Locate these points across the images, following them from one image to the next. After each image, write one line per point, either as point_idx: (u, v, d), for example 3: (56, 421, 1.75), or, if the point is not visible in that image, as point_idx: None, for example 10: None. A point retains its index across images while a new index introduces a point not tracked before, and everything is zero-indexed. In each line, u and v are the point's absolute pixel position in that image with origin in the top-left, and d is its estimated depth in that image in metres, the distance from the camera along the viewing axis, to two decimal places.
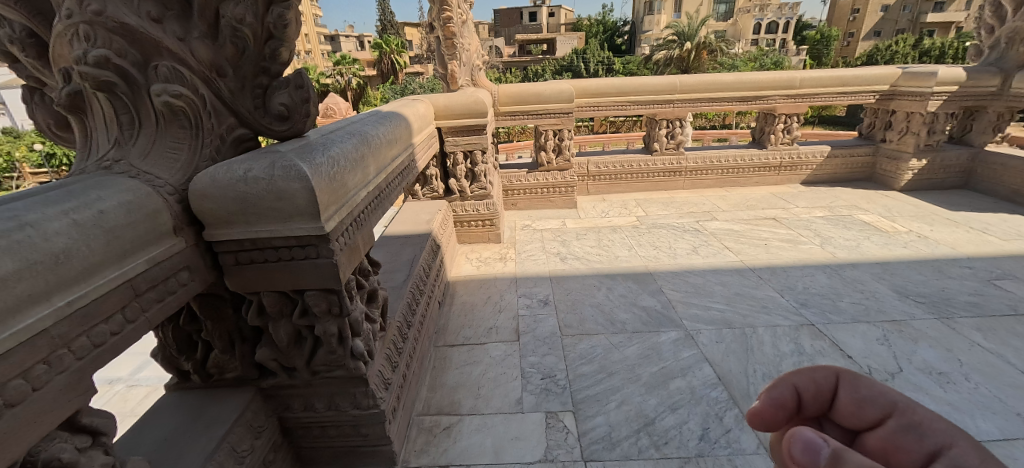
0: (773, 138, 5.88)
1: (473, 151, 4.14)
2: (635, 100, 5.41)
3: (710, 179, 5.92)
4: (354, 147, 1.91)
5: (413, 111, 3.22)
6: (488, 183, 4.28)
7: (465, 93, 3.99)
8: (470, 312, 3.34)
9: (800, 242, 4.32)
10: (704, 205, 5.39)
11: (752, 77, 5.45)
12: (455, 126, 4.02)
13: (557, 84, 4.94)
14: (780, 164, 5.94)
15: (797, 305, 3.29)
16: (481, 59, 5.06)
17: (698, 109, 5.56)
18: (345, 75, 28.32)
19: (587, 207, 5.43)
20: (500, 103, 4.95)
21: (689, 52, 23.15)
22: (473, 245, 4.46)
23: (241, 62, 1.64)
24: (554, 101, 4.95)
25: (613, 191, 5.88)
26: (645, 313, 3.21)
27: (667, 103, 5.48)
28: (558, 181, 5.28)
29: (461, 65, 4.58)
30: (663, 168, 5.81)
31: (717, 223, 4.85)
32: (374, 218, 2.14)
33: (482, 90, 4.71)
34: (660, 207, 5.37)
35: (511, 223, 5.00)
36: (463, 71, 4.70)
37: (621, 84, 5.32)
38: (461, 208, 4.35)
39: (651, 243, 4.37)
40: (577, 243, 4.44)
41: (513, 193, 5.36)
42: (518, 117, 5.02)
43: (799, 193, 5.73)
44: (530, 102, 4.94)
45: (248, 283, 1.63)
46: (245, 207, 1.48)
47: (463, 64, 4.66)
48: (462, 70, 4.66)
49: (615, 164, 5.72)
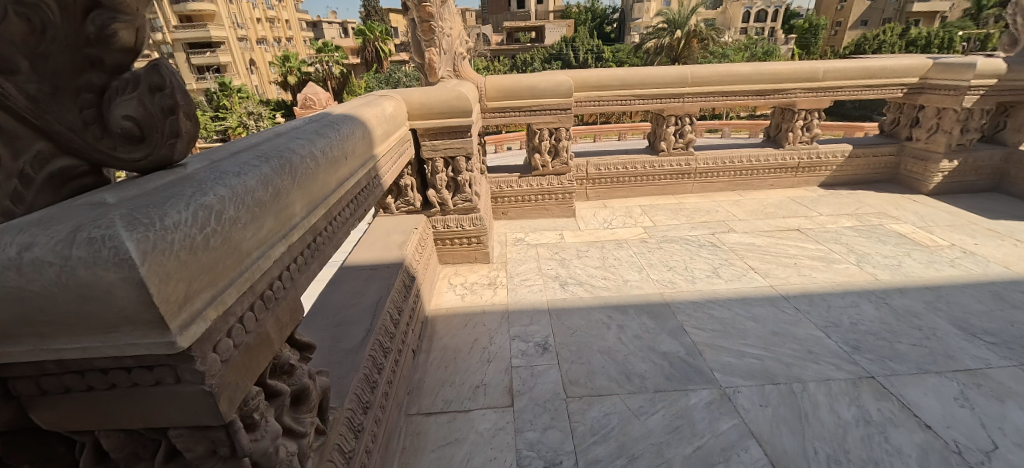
0: (792, 136, 5.29)
1: (455, 158, 3.47)
2: (640, 94, 4.76)
3: (721, 182, 5.34)
4: (266, 180, 1.26)
5: (377, 112, 2.54)
6: (474, 195, 3.63)
7: (444, 87, 3.32)
8: (451, 361, 2.70)
9: (834, 260, 3.74)
10: (718, 213, 4.79)
11: (771, 69, 4.84)
12: (432, 128, 3.33)
13: (554, 76, 4.27)
14: (799, 164, 5.36)
15: (849, 350, 2.71)
16: (466, 45, 4.35)
17: (711, 104, 4.94)
18: (326, 63, 27.20)
19: (586, 216, 4.80)
20: (488, 97, 4.26)
21: (679, 40, 22.49)
22: (458, 265, 3.81)
23: (46, 49, 0.97)
24: (549, 95, 4.28)
25: (615, 196, 5.26)
26: (667, 363, 2.61)
27: (676, 98, 4.84)
28: (554, 186, 4.63)
29: (440, 53, 3.88)
30: (670, 170, 5.19)
31: (735, 235, 4.25)
32: (308, 276, 1.49)
33: (467, 82, 4.02)
34: (668, 215, 4.76)
35: (501, 237, 4.36)
36: (444, 59, 4.00)
37: (625, 76, 4.67)
38: (443, 224, 3.69)
39: (664, 264, 3.75)
40: (577, 263, 3.81)
41: (503, 201, 4.71)
42: (508, 113, 4.34)
43: (820, 198, 5.17)
44: (521, 97, 4.27)
45: (72, 418, 1.01)
46: (27, 313, 0.84)
47: (444, 52, 3.96)
48: (442, 60, 3.97)
49: (617, 167, 5.10)
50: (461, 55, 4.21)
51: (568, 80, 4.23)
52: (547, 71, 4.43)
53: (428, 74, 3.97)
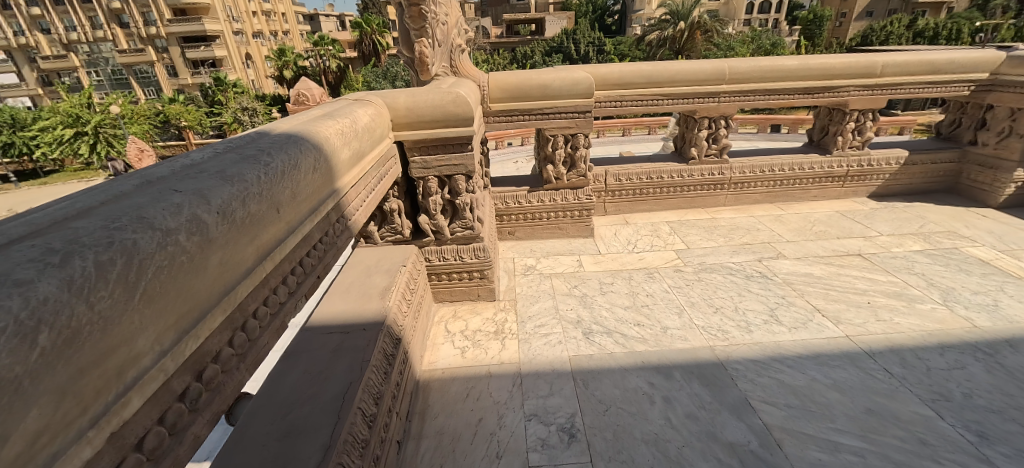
0: (841, 141, 4.56)
1: (452, 176, 2.78)
2: (669, 92, 4.06)
3: (759, 193, 4.66)
4: (36, 320, 0.59)
5: (344, 125, 1.84)
6: (476, 221, 2.94)
7: (438, 89, 2.62)
8: (448, 457, 2.03)
9: (916, 298, 3.06)
10: (760, 231, 4.11)
11: (822, 63, 4.13)
12: (422, 140, 2.64)
13: (570, 72, 3.55)
14: (847, 173, 4.68)
15: (975, 440, 2.04)
16: (467, 35, 3.62)
17: (750, 103, 4.23)
18: (321, 57, 26.35)
19: (606, 236, 4.12)
20: (491, 98, 3.56)
21: (683, 32, 21.60)
22: (457, 305, 3.15)
23: None
24: (565, 95, 3.56)
25: (637, 210, 4.58)
26: (736, 462, 1.95)
27: (711, 97, 4.13)
28: (569, 202, 3.95)
29: (432, 45, 3.18)
30: (701, 181, 4.50)
31: (786, 262, 3.57)
32: (179, 450, 0.84)
33: (465, 81, 3.32)
34: (702, 234, 4.08)
35: (508, 264, 3.69)
36: (438, 52, 3.29)
37: (652, 71, 3.97)
38: (438, 256, 3.01)
39: (708, 303, 3.07)
40: (602, 302, 3.14)
41: (509, 219, 4.03)
42: (515, 117, 3.64)
43: (874, 211, 4.49)
44: (531, 98, 3.56)
45: None
46: None
47: (439, 44, 3.26)
48: (436, 53, 3.26)
49: (640, 177, 4.41)
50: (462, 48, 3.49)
51: (587, 77, 3.50)
52: (561, 66, 3.71)
53: (420, 71, 3.27)
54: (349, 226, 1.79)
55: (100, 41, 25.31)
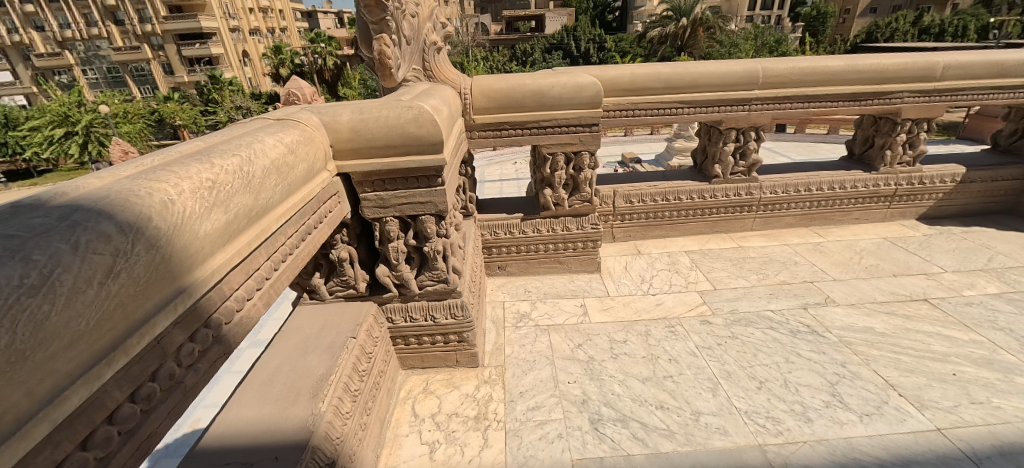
0: (890, 156, 3.89)
1: (417, 218, 2.10)
2: (691, 99, 3.38)
3: (792, 216, 4.00)
4: None
5: (226, 171, 1.18)
6: (451, 272, 2.27)
7: (394, 102, 1.93)
8: None
9: (1012, 368, 2.41)
10: (798, 265, 3.46)
11: (873, 64, 3.47)
12: (374, 172, 1.96)
13: (573, 76, 2.86)
14: (894, 192, 4.02)
15: None
16: (445, 29, 2.88)
17: (787, 112, 3.56)
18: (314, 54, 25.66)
19: (616, 272, 3.47)
20: (476, 109, 2.88)
21: (684, 29, 20.74)
22: (430, 374, 2.49)
23: None
24: (566, 105, 2.88)
25: (650, 236, 3.92)
26: None
27: (740, 104, 3.46)
28: (572, 233, 3.28)
29: (393, 49, 2.49)
30: (726, 202, 3.84)
31: (837, 310, 2.92)
32: None
33: (441, 88, 2.64)
34: (730, 269, 3.42)
35: (497, 311, 3.03)
36: (402, 52, 2.60)
37: (672, 74, 3.29)
38: (404, 316, 2.35)
39: (749, 373, 2.42)
40: (613, 371, 2.48)
41: (500, 252, 3.37)
42: (505, 131, 2.96)
43: (929, 238, 3.83)
44: (524, 108, 2.89)
45: None
46: None
47: (404, 40, 2.57)
48: (399, 53, 2.58)
49: (655, 198, 3.75)
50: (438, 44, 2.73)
51: (595, 81, 2.82)
52: (562, 68, 3.03)
53: (381, 74, 2.58)
54: (222, 335, 1.14)
55: (87, 38, 24.65)
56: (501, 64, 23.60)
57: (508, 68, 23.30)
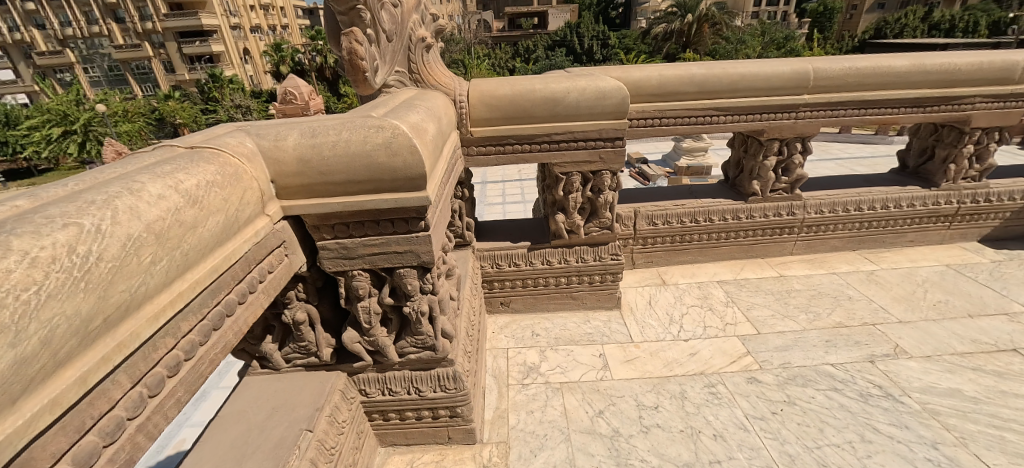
0: (953, 170, 3.36)
1: (394, 271, 1.59)
2: (728, 106, 2.87)
3: (838, 239, 3.48)
4: None
5: (29, 267, 0.70)
6: (439, 336, 1.76)
7: (359, 120, 1.41)
8: None
9: None
10: (852, 302, 2.95)
11: (942, 64, 2.93)
12: (333, 214, 1.45)
13: (593, 79, 2.34)
14: (956, 211, 3.49)
15: None
16: (434, 22, 2.31)
17: (839, 120, 3.03)
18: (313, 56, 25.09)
19: (638, 309, 2.96)
20: (474, 120, 2.36)
21: (690, 26, 20.05)
22: (415, 455, 2.00)
23: None
24: (584, 115, 2.36)
25: (675, 262, 3.41)
26: None
27: (785, 112, 2.94)
28: (588, 265, 2.78)
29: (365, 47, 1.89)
30: (764, 224, 3.33)
31: (911, 365, 2.40)
32: None
33: (430, 96, 2.13)
34: (773, 307, 2.91)
35: (499, 363, 2.53)
36: (380, 49, 2.05)
37: (707, 76, 2.77)
38: (381, 388, 1.86)
39: (816, 457, 1.91)
40: (643, 452, 1.97)
41: (503, 287, 2.86)
42: (510, 146, 2.44)
43: (999, 265, 3.30)
44: (533, 119, 2.37)
45: None
46: None
47: (382, 37, 2.04)
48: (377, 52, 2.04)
49: (682, 220, 3.25)
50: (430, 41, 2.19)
51: (621, 86, 2.31)
52: (579, 70, 2.51)
53: (353, 79, 1.94)
54: None
55: (84, 36, 24.26)
56: (502, 62, 23.06)
57: (510, 65, 22.75)
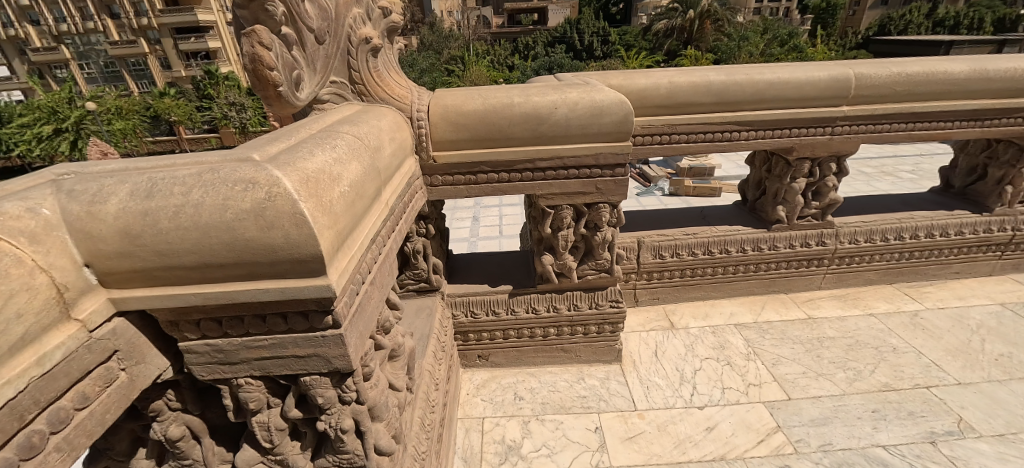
0: (1009, 193, 2.88)
1: (297, 378, 1.10)
2: (752, 121, 2.38)
3: (873, 271, 3.01)
4: None
5: None
6: (371, 454, 1.27)
7: (224, 170, 0.92)
8: None
9: None
10: (897, 355, 2.47)
11: (1008, 69, 2.45)
12: (190, 308, 0.96)
13: (590, 90, 1.84)
14: (1010, 239, 3.01)
15: None
16: (385, 17, 1.80)
17: (882, 136, 2.55)
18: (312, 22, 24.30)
19: (642, 362, 2.48)
20: (438, 143, 1.86)
21: (692, 21, 19.47)
22: None
23: None
24: (577, 137, 1.86)
25: (685, 299, 2.94)
26: None
27: (820, 127, 2.46)
28: (582, 313, 2.30)
29: (275, 52, 1.37)
30: (789, 255, 2.85)
31: (983, 449, 1.93)
32: None
33: (375, 114, 1.63)
34: (804, 360, 2.44)
35: (473, 441, 2.05)
36: (306, 54, 1.55)
37: (727, 84, 2.28)
38: None
39: None
40: None
41: (480, 338, 2.38)
42: (484, 175, 1.94)
43: None
44: (513, 142, 1.86)
45: None
46: None
47: (308, 38, 1.54)
48: (301, 58, 1.55)
49: (694, 252, 2.77)
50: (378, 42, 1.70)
51: (624, 98, 1.81)
52: (572, 79, 2.02)
53: (262, 95, 1.43)
54: None
55: (72, 33, 23.70)
56: (497, 57, 22.52)
57: (506, 61, 22.21)
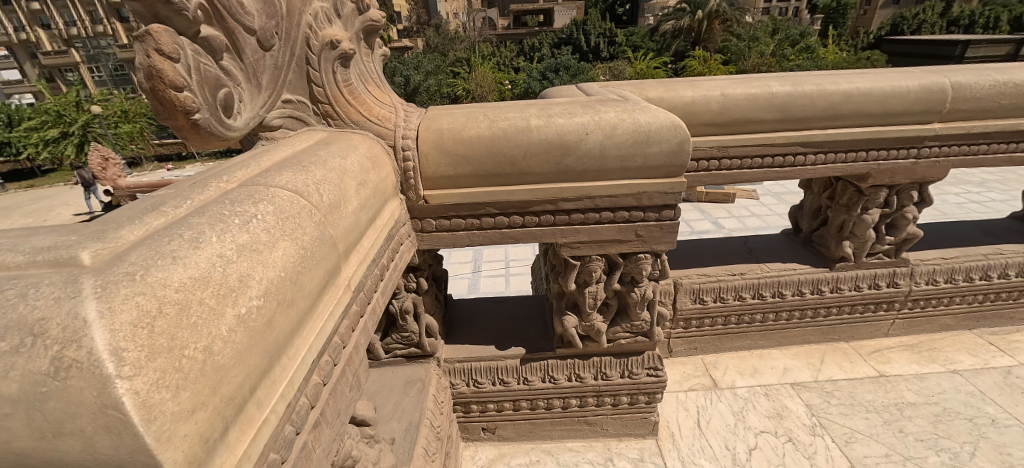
0: None
1: None
2: (823, 142, 1.93)
3: (950, 315, 2.53)
4: None
5: None
6: None
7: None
8: None
9: None
10: (1000, 429, 1.99)
11: None
12: None
13: (633, 109, 1.39)
14: None
15: None
16: (361, 13, 1.37)
17: (980, 160, 2.07)
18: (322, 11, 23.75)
19: (683, 436, 2.01)
20: (430, 180, 1.41)
21: (701, 22, 18.85)
22: None
23: None
24: (614, 171, 1.40)
25: (727, 349, 2.48)
26: None
27: (903, 148, 2.00)
28: (612, 382, 1.85)
29: (183, 63, 0.96)
30: (855, 298, 2.38)
31: None
32: None
33: (342, 147, 1.18)
34: (885, 436, 1.97)
35: None
36: (244, 63, 1.14)
37: (793, 98, 1.84)
38: None
39: None
40: None
41: (485, 410, 1.93)
42: (491, 219, 1.49)
43: None
44: (530, 178, 1.41)
45: None
46: None
47: (245, 41, 1.12)
48: (236, 70, 1.13)
49: (742, 296, 2.32)
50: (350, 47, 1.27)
51: (678, 120, 1.36)
52: (606, 95, 1.57)
53: (171, 123, 1.01)
54: None
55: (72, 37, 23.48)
56: (501, 59, 22.00)
57: (509, 63, 21.60)
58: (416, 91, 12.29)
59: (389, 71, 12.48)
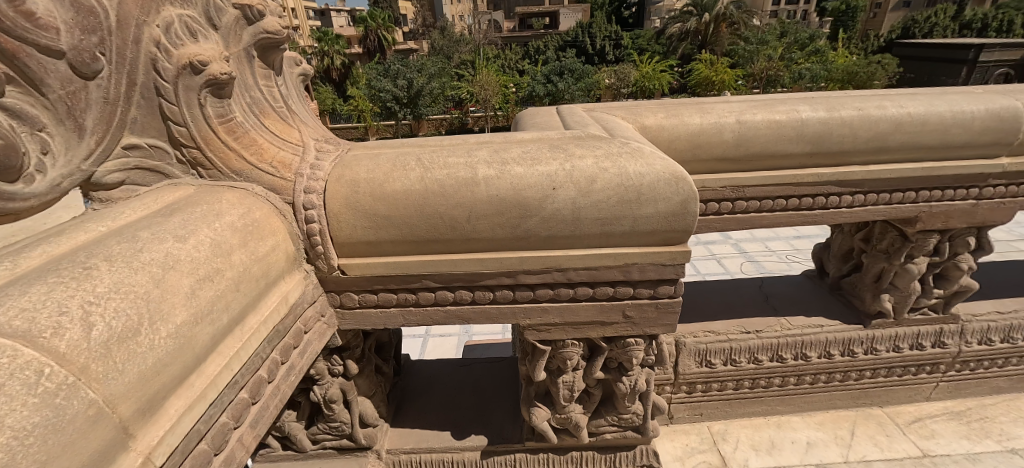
0: None
1: None
2: (860, 181, 1.56)
3: (1004, 379, 2.14)
4: None
5: None
6: None
7: None
8: None
9: None
10: None
11: None
12: None
13: (618, 152, 1.01)
14: None
15: None
16: (250, 22, 0.99)
17: None
18: (326, 11, 23.55)
19: None
20: (343, 246, 1.04)
21: (707, 25, 18.37)
22: None
23: None
24: (592, 239, 1.02)
25: (739, 417, 2.09)
26: None
27: (960, 188, 1.62)
28: None
29: None
30: (892, 361, 2.02)
31: None
32: None
33: (193, 216, 0.82)
34: None
35: None
36: (46, 99, 0.78)
37: (824, 129, 1.48)
38: None
39: None
40: None
41: None
42: (430, 293, 1.12)
43: None
44: (479, 245, 1.04)
45: None
46: None
47: (45, 67, 0.76)
48: (35, 109, 0.77)
49: (758, 360, 1.96)
50: (221, 72, 0.90)
51: (683, 171, 0.98)
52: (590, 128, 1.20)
53: None
54: None
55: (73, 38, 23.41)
56: (505, 62, 21.67)
57: (510, 65, 21.22)
58: (416, 94, 11.94)
59: (390, 74, 12.15)
